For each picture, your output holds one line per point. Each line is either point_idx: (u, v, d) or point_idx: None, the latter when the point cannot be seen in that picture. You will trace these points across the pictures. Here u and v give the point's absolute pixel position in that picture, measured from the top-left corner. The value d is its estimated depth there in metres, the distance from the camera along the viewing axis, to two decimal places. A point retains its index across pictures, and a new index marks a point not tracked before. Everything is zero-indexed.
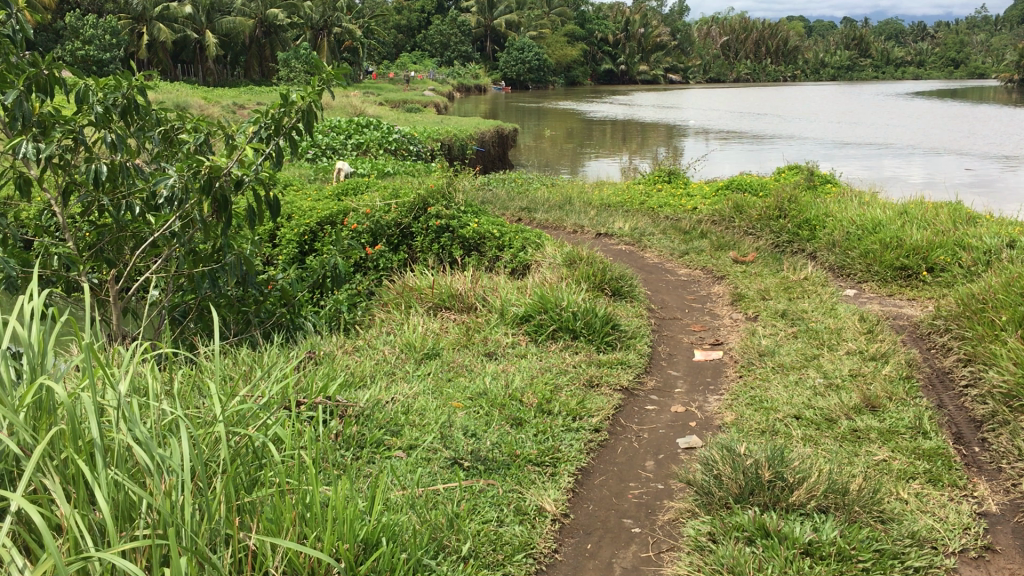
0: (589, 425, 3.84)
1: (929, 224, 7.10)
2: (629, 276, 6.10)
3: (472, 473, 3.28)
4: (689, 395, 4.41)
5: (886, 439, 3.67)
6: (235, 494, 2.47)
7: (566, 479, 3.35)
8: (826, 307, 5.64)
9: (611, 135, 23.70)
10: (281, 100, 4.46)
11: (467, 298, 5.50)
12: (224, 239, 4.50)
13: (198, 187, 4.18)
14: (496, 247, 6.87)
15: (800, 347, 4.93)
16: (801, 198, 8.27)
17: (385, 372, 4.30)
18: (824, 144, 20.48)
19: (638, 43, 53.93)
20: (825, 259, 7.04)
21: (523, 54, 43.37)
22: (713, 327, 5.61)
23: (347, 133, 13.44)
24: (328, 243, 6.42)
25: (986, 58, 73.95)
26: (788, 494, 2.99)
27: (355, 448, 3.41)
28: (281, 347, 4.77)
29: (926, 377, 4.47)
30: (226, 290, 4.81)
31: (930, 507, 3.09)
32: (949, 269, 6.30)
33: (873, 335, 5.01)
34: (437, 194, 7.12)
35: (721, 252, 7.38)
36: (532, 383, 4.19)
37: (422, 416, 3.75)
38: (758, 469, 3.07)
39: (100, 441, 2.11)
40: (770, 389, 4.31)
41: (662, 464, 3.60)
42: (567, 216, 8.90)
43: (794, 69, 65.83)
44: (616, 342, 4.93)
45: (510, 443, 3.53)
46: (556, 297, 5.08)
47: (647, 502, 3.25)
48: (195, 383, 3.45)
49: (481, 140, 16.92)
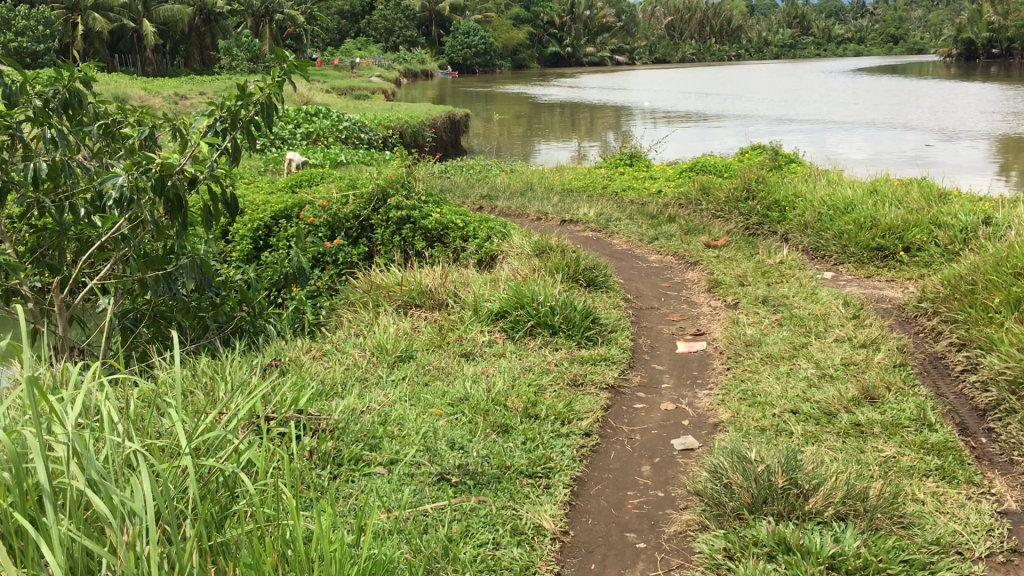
0: (579, 428, 3.61)
1: (901, 202, 6.98)
2: (603, 265, 5.88)
3: (460, 491, 3.05)
4: (677, 391, 4.21)
5: (891, 434, 3.49)
6: (206, 535, 2.19)
7: (562, 491, 3.12)
8: (807, 292, 5.47)
9: (562, 117, 23.53)
10: (238, 91, 4.19)
11: (438, 295, 5.23)
12: (178, 241, 4.19)
13: (150, 186, 3.89)
14: (460, 238, 6.59)
15: (787, 335, 4.74)
16: (769, 179, 8.12)
17: (358, 378, 4.04)
18: (776, 121, 20.40)
19: (585, 25, 53.54)
20: (799, 242, 6.88)
21: (469, 37, 43.11)
22: (693, 316, 5.42)
23: (297, 122, 13.03)
24: (285, 238, 6.16)
25: (926, 35, 75.09)
26: (803, 502, 2.79)
27: (331, 466, 3.17)
28: (243, 355, 4.48)
29: (920, 364, 4.32)
30: (181, 293, 4.49)
31: (950, 508, 2.92)
32: (926, 248, 6.18)
33: (860, 321, 4.85)
34: (397, 183, 6.87)
35: (691, 236, 7.20)
36: (514, 386, 3.95)
37: (402, 426, 3.50)
38: (770, 475, 2.86)
39: (47, 489, 1.82)
40: (762, 382, 4.13)
41: (659, 468, 3.39)
42: (530, 203, 8.65)
43: (739, 46, 66.09)
44: (597, 337, 4.70)
45: (498, 454, 3.29)
46: (532, 291, 4.84)
47: (649, 512, 3.04)
48: (154, 402, 3.15)
49: (433, 125, 16.61)
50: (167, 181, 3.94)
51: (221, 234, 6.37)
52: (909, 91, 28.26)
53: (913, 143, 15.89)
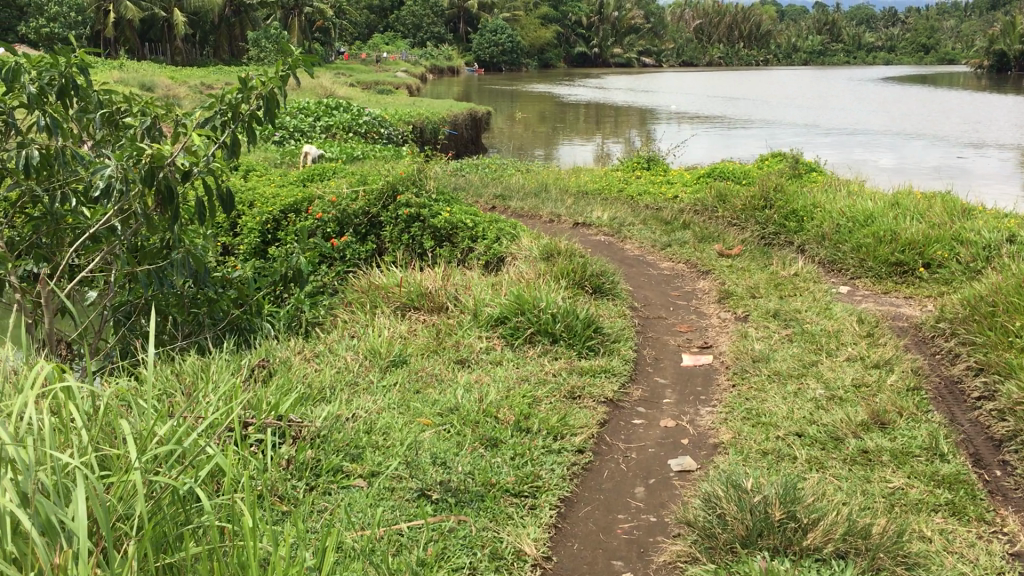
0: (572, 445, 3.45)
1: (923, 216, 6.78)
2: (612, 272, 5.71)
3: (440, 509, 2.90)
4: (679, 407, 4.04)
5: (900, 462, 3.32)
6: (153, 558, 2.04)
7: (547, 513, 2.96)
8: (821, 307, 5.28)
9: (585, 117, 23.34)
10: (238, 83, 4.04)
11: (437, 297, 5.08)
12: (172, 233, 4.03)
13: (140, 179, 3.73)
14: (469, 238, 6.41)
15: (797, 352, 4.56)
16: (788, 188, 7.92)
17: (347, 383, 3.90)
18: (800, 128, 20.12)
19: (612, 26, 53.19)
20: (816, 254, 6.68)
21: (496, 35, 43.01)
22: (700, 327, 5.24)
23: (316, 115, 12.91)
24: (291, 233, 6.04)
25: (956, 45, 74.36)
26: (801, 536, 2.62)
27: (308, 477, 3.03)
28: (233, 353, 4.34)
29: (935, 388, 4.14)
30: (175, 288, 4.36)
31: (958, 547, 2.75)
32: (947, 265, 5.98)
33: (874, 339, 4.67)
34: (408, 180, 6.72)
35: (705, 244, 7.01)
36: (509, 397, 3.78)
37: (387, 436, 3.36)
38: (767, 507, 2.69)
39: None
40: (768, 401, 3.96)
41: (653, 490, 3.23)
42: (543, 204, 8.50)
43: (767, 50, 65.49)
44: (599, 346, 4.54)
45: (484, 470, 3.14)
46: (534, 297, 4.69)
47: (639, 539, 2.89)
48: (127, 406, 3.00)
49: (453, 123, 16.44)
50: (157, 173, 3.77)
51: (228, 226, 6.25)
52: (937, 101, 27.88)
53: (939, 154, 15.59)
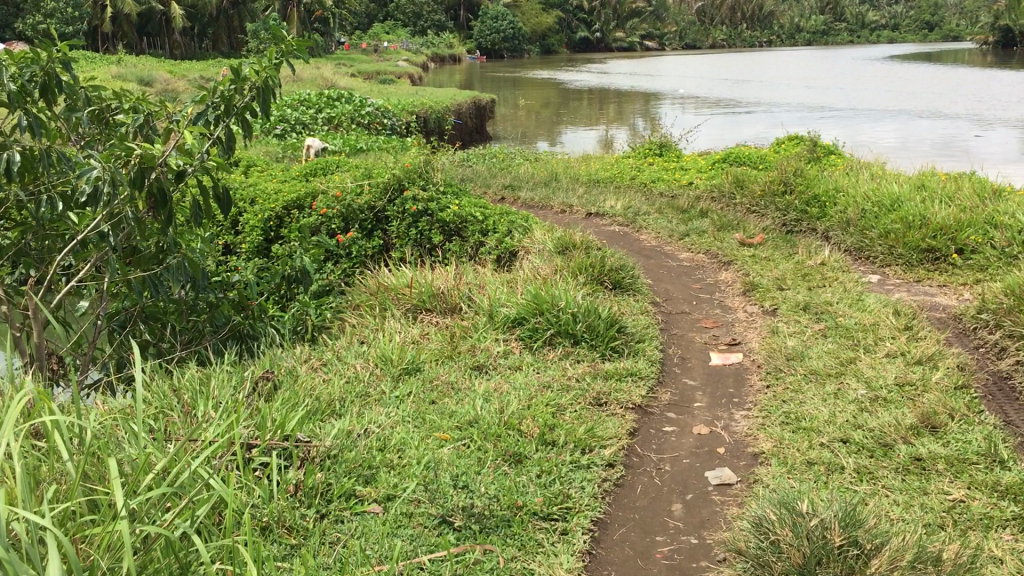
0: (601, 459, 3.20)
1: (952, 199, 6.51)
2: (631, 265, 5.45)
3: (463, 538, 2.65)
4: (711, 412, 3.79)
5: (958, 471, 3.07)
6: None
7: (580, 538, 2.72)
8: (853, 298, 5.02)
9: (591, 102, 22.98)
10: (230, 74, 3.77)
11: (450, 298, 4.82)
12: (167, 237, 3.76)
13: (129, 180, 3.46)
14: (479, 232, 6.13)
15: (832, 348, 4.31)
16: (807, 171, 7.66)
17: (358, 394, 3.65)
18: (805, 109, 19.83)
19: (614, 10, 52.58)
20: (840, 241, 6.41)
21: (498, 22, 42.65)
22: (727, 323, 4.98)
23: (318, 106, 12.63)
24: (296, 229, 5.80)
25: (962, 21, 73.63)
26: (865, 564, 2.36)
27: (318, 504, 2.78)
28: (235, 363, 4.10)
29: (984, 385, 3.88)
30: (173, 295, 4.10)
31: None
32: (981, 250, 5.72)
33: (914, 333, 4.40)
34: (414, 173, 6.45)
35: (725, 233, 6.75)
36: (530, 406, 3.54)
37: (402, 454, 3.11)
38: (825, 532, 2.44)
39: None
40: (806, 403, 3.70)
41: (692, 508, 2.99)
42: (554, 194, 8.23)
43: (772, 31, 64.95)
44: (623, 347, 4.28)
45: (510, 491, 2.90)
46: (553, 296, 4.45)
47: (681, 565, 2.64)
48: (117, 434, 2.75)
49: (457, 112, 16.13)
50: (148, 174, 3.49)
51: (230, 223, 6.00)
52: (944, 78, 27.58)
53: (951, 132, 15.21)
